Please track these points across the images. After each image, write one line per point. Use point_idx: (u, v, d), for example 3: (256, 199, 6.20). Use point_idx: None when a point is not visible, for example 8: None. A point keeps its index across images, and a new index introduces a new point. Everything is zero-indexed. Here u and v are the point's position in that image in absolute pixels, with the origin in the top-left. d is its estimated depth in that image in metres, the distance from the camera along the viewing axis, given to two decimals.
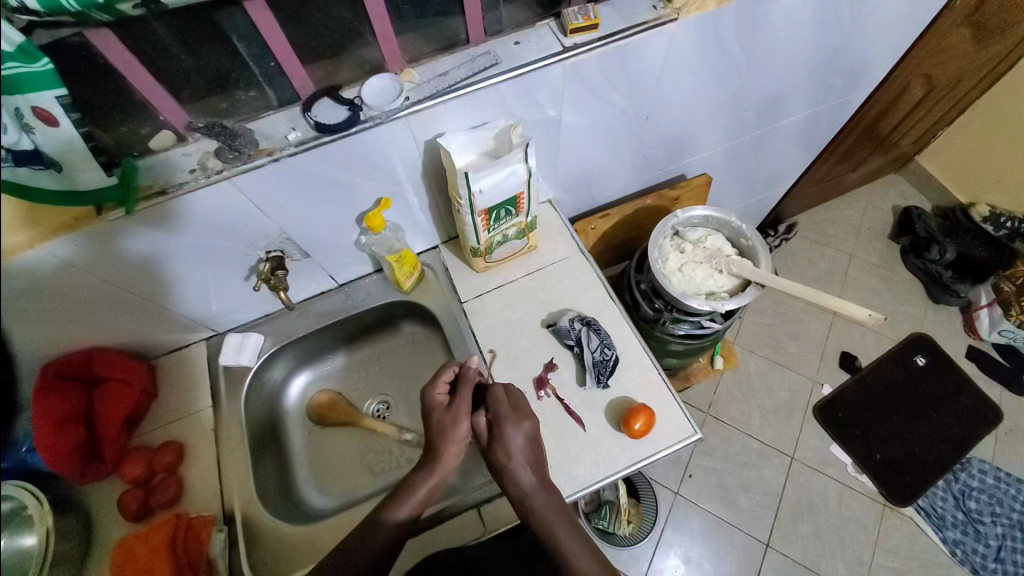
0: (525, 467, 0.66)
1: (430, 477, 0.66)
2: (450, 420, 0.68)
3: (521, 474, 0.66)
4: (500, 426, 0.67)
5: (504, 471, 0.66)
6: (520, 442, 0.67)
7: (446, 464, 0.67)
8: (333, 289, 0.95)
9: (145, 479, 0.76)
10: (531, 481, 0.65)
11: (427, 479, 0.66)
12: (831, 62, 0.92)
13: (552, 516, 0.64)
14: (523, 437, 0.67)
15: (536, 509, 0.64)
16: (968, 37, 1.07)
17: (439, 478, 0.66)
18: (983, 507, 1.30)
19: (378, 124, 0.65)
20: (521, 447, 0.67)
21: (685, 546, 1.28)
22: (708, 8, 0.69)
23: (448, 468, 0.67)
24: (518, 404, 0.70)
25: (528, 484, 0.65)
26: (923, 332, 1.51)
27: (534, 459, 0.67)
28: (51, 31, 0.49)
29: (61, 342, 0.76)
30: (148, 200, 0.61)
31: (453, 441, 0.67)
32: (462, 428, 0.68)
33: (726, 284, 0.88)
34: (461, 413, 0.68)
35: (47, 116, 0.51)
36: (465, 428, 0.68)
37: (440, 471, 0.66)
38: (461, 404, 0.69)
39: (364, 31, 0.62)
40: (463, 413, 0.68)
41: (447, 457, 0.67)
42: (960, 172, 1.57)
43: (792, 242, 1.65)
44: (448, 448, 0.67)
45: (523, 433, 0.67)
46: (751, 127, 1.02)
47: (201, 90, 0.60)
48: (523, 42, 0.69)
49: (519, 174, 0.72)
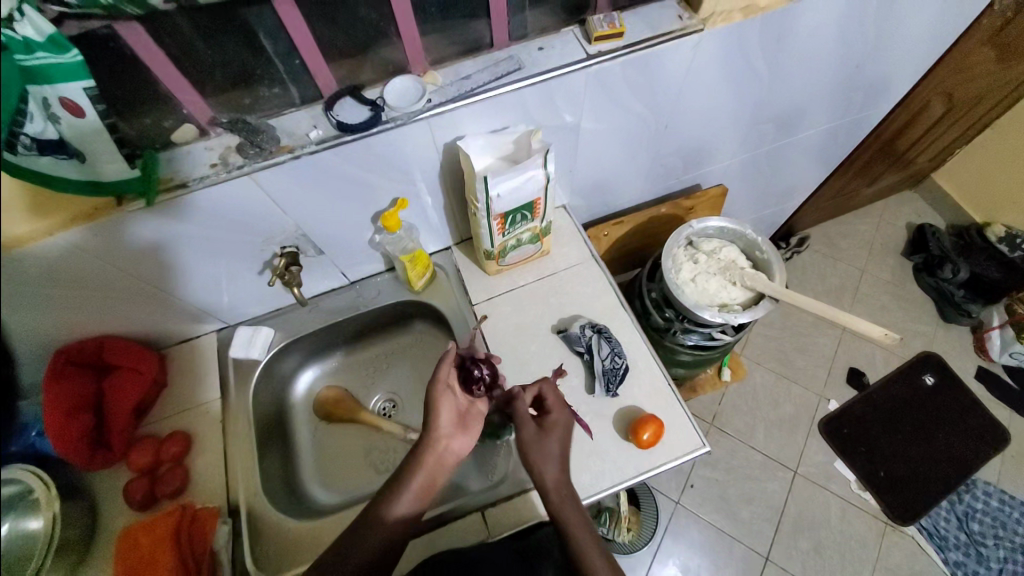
0: (557, 459, 0.65)
1: (420, 469, 0.62)
2: (432, 407, 0.65)
3: (549, 467, 0.65)
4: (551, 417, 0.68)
5: (535, 463, 0.65)
6: (558, 439, 0.67)
7: (435, 454, 0.63)
8: (344, 286, 0.95)
9: (152, 468, 0.77)
10: (560, 476, 0.65)
11: (418, 471, 0.62)
12: (852, 77, 0.92)
13: (575, 516, 0.62)
14: (560, 431, 0.68)
15: (563, 502, 0.63)
16: (992, 57, 1.07)
17: (432, 471, 0.63)
18: (987, 529, 1.30)
19: (399, 125, 0.65)
20: (558, 440, 0.67)
21: (685, 556, 1.28)
22: (735, 20, 0.69)
23: (439, 459, 0.64)
24: (555, 399, 0.71)
25: (556, 476, 0.65)
26: (932, 351, 1.50)
27: (563, 453, 0.66)
28: (81, 22, 0.50)
29: (74, 327, 0.76)
30: (167, 194, 0.61)
31: (441, 432, 0.65)
32: (445, 419, 0.65)
33: (738, 297, 0.88)
34: (440, 398, 0.66)
35: (74, 106, 0.51)
36: (448, 417, 0.65)
37: (430, 464, 0.63)
38: (440, 387, 0.67)
39: (390, 32, 0.62)
40: (449, 401, 0.66)
41: (435, 449, 0.64)
42: (976, 191, 1.56)
43: (803, 255, 1.65)
44: (435, 440, 0.64)
45: (559, 428, 0.68)
46: (769, 140, 1.01)
47: (225, 85, 0.60)
48: (547, 48, 0.68)
49: (537, 180, 0.72)
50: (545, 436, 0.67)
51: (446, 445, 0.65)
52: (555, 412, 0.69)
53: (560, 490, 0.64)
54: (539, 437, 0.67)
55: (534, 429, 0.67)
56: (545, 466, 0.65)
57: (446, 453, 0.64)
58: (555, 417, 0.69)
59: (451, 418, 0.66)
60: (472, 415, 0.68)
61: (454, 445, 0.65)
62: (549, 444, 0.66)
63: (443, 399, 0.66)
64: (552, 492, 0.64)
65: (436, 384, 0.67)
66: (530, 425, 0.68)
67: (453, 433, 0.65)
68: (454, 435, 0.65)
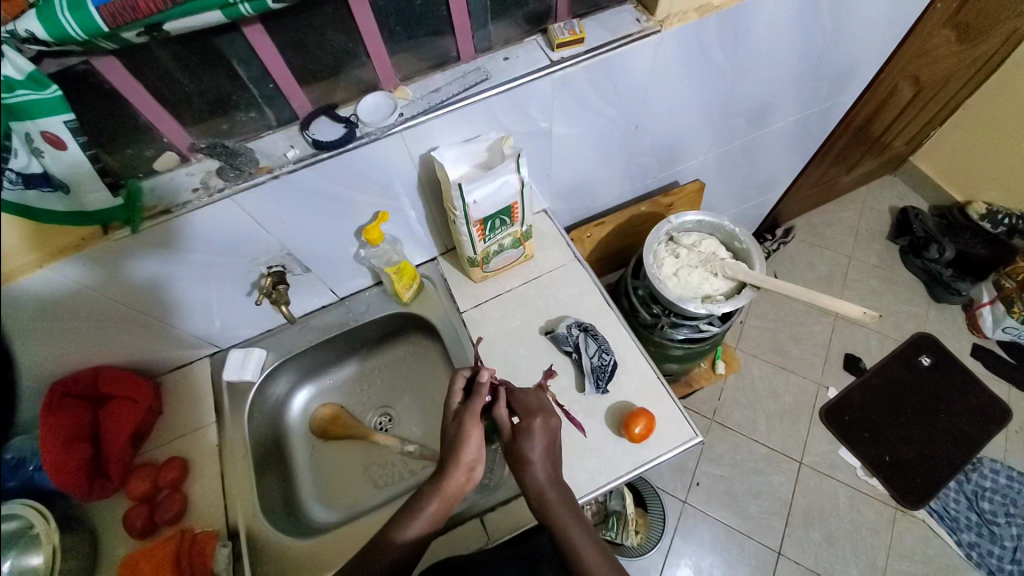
0: (540, 461, 0.65)
1: (438, 496, 0.62)
2: (462, 435, 0.64)
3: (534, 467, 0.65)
4: (529, 418, 0.68)
5: (518, 467, 0.65)
6: (538, 445, 0.66)
7: (457, 483, 0.63)
8: (334, 303, 0.96)
9: (151, 495, 0.77)
10: (541, 476, 0.64)
11: (435, 497, 0.62)
12: (816, 69, 0.94)
13: (568, 520, 0.62)
14: (540, 432, 0.67)
15: (550, 501, 0.63)
16: (953, 38, 1.09)
17: (448, 499, 0.63)
18: (997, 507, 1.28)
19: (373, 140, 0.67)
20: (538, 444, 0.66)
21: (696, 556, 1.26)
22: (691, 20, 0.71)
23: (458, 489, 0.63)
24: (527, 404, 0.70)
25: (540, 480, 0.64)
26: (926, 332, 1.50)
27: (544, 452, 0.66)
28: (58, 60, 0.52)
29: (70, 360, 0.78)
30: (152, 220, 0.63)
31: (465, 462, 0.64)
32: (472, 448, 0.64)
33: (721, 288, 0.90)
34: (471, 428, 0.64)
35: (56, 139, 0.52)
36: (474, 446, 0.64)
37: (449, 493, 0.63)
38: (470, 418, 0.66)
39: (359, 53, 0.65)
40: (476, 431, 0.65)
41: (457, 477, 0.63)
42: (954, 171, 1.58)
43: (790, 245, 1.67)
44: (459, 469, 0.63)
45: (538, 430, 0.67)
46: (741, 133, 1.04)
47: (203, 112, 0.63)
48: (512, 58, 0.71)
49: (512, 184, 0.74)
50: (522, 438, 0.66)
51: (468, 474, 0.64)
52: (528, 417, 0.68)
53: (545, 492, 0.64)
54: (515, 441, 0.67)
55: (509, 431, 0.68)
56: (524, 469, 0.65)
57: (466, 482, 0.64)
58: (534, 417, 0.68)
59: (476, 444, 0.65)
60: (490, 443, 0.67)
61: (476, 472, 0.65)
62: (528, 449, 0.65)
63: (474, 428, 0.65)
64: (537, 496, 0.64)
65: (467, 414, 0.65)
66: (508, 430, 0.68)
67: (474, 463, 0.64)
68: (475, 466, 0.65)
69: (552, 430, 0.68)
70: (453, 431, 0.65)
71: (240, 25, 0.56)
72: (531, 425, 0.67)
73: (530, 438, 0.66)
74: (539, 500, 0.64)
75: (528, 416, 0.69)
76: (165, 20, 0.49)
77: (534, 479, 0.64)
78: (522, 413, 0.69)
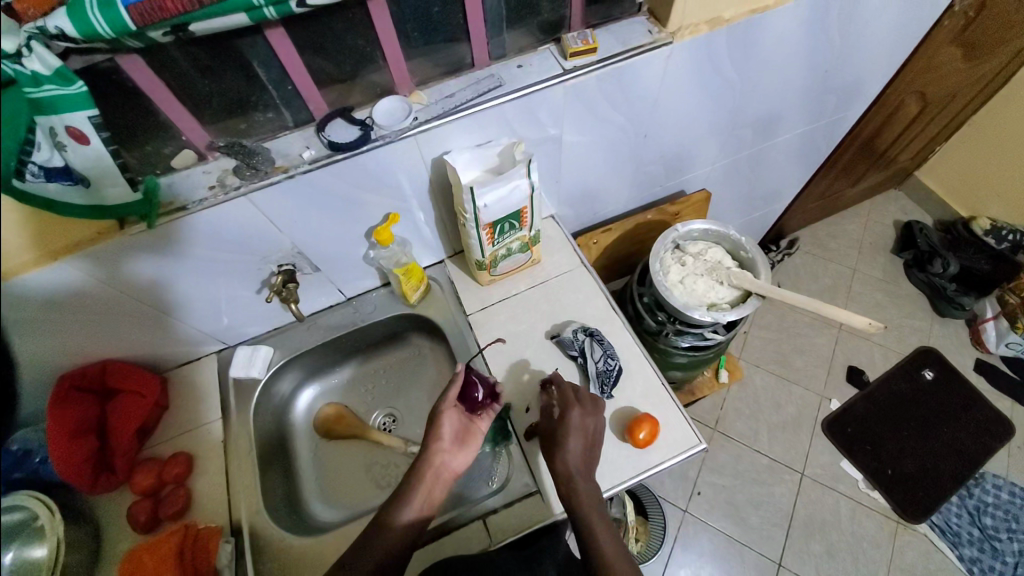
0: (571, 450, 0.68)
1: (419, 482, 0.64)
2: (435, 422, 0.67)
3: (564, 456, 0.67)
4: (567, 409, 0.71)
5: (550, 453, 0.68)
6: (574, 435, 0.69)
7: (434, 468, 0.65)
8: (342, 303, 0.97)
9: (155, 489, 0.78)
10: (572, 466, 0.67)
11: (418, 484, 0.64)
12: (823, 82, 0.96)
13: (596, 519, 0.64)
14: (577, 424, 0.70)
15: (577, 492, 0.66)
16: (959, 55, 1.11)
17: (430, 484, 0.64)
18: (1000, 523, 1.28)
19: (387, 142, 0.68)
20: (576, 437, 0.69)
21: (696, 565, 1.26)
22: (702, 32, 0.72)
23: (438, 472, 0.65)
24: (573, 394, 0.73)
25: (570, 469, 0.67)
26: (930, 346, 1.50)
27: (578, 446, 0.68)
28: (85, 57, 0.53)
29: (78, 354, 0.78)
30: (168, 216, 0.64)
31: (441, 447, 0.66)
32: (445, 437, 0.67)
33: (726, 296, 0.90)
34: (444, 416, 0.67)
35: (79, 134, 0.54)
36: (449, 434, 0.67)
37: (429, 478, 0.65)
38: (446, 407, 0.68)
39: (376, 56, 0.66)
40: (451, 416, 0.68)
41: (433, 464, 0.65)
42: (958, 186, 1.59)
43: (795, 257, 1.67)
44: (434, 455, 0.65)
45: (575, 423, 0.70)
46: (748, 144, 1.05)
47: (221, 112, 0.64)
48: (525, 65, 0.72)
49: (523, 189, 0.75)
50: (559, 428, 0.70)
51: (445, 461, 0.66)
52: (570, 407, 0.71)
53: (572, 482, 0.66)
54: (553, 429, 0.71)
55: (549, 421, 0.72)
56: (557, 458, 0.68)
57: (444, 468, 0.66)
58: (572, 411, 0.71)
59: (452, 433, 0.68)
60: (474, 430, 0.69)
61: (452, 462, 0.66)
62: (564, 438, 0.69)
63: (447, 416, 0.67)
64: (565, 483, 0.66)
65: (442, 403, 0.68)
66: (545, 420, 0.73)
67: (452, 449, 0.67)
68: (453, 451, 0.67)
69: (588, 423, 0.71)
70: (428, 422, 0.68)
71: (263, 28, 0.57)
72: (571, 417, 0.70)
73: (569, 429, 0.69)
74: (567, 488, 0.66)
75: (568, 407, 0.71)
76: (190, 20, 0.50)
77: (562, 469, 0.67)
78: (564, 402, 0.73)
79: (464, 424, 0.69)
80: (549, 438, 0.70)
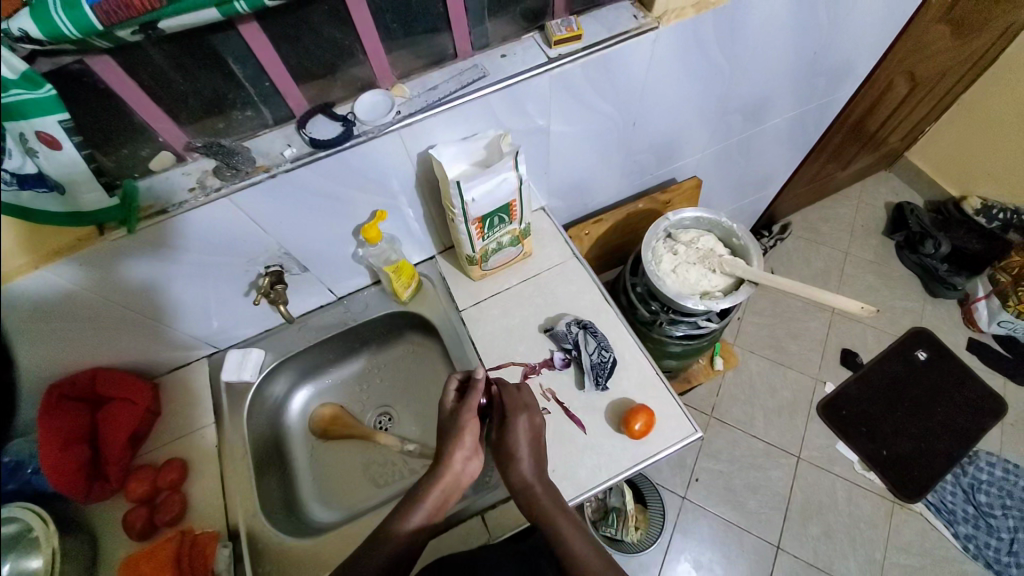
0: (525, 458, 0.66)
1: (436, 486, 0.63)
2: (458, 430, 0.66)
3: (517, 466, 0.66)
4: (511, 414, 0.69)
5: (504, 464, 0.66)
6: (524, 438, 0.67)
7: (452, 474, 0.64)
8: (332, 303, 0.96)
9: (150, 496, 0.77)
10: (527, 474, 0.65)
11: (433, 490, 0.63)
12: (812, 64, 0.95)
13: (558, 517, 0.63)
14: (523, 430, 0.68)
15: (538, 498, 0.64)
16: (948, 33, 1.10)
17: (447, 490, 0.64)
18: (994, 499, 1.30)
19: (371, 138, 0.66)
20: (524, 440, 0.67)
21: (696, 551, 1.26)
22: (688, 16, 0.71)
23: (456, 478, 0.64)
24: (512, 401, 0.70)
25: (527, 477, 0.65)
26: (923, 327, 1.51)
27: (529, 450, 0.67)
28: (53, 59, 0.51)
29: (66, 363, 0.77)
30: (149, 220, 0.62)
31: (461, 453, 0.65)
32: (467, 442, 0.66)
33: (719, 284, 0.90)
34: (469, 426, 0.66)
35: (51, 139, 0.52)
36: (471, 440, 0.66)
37: (447, 483, 0.64)
38: (468, 412, 0.67)
39: (356, 50, 0.65)
40: (474, 426, 0.66)
41: (453, 469, 0.64)
42: (948, 166, 1.59)
43: (788, 242, 1.67)
44: (454, 461, 0.64)
45: (520, 429, 0.67)
46: (738, 129, 1.04)
47: (198, 111, 0.62)
48: (509, 55, 0.71)
49: (511, 181, 0.73)
50: (505, 437, 0.67)
51: (463, 466, 0.65)
52: (515, 413, 0.69)
53: (531, 490, 0.65)
54: (502, 438, 0.68)
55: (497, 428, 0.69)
56: (511, 466, 0.66)
57: (463, 473, 0.65)
58: (516, 417, 0.68)
59: (473, 440, 0.66)
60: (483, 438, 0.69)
61: (470, 468, 0.66)
62: (513, 445, 0.66)
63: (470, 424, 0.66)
64: (523, 492, 0.65)
65: (466, 410, 0.67)
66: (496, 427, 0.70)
67: (471, 455, 0.66)
68: (470, 458, 0.66)
69: (535, 427, 0.69)
70: (450, 426, 0.67)
71: (236, 22, 0.55)
72: (515, 426, 0.68)
73: (515, 435, 0.67)
74: (526, 497, 0.65)
75: (513, 413, 0.69)
76: (159, 18, 0.49)
77: (517, 477, 0.65)
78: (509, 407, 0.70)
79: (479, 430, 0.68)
80: (499, 448, 0.68)
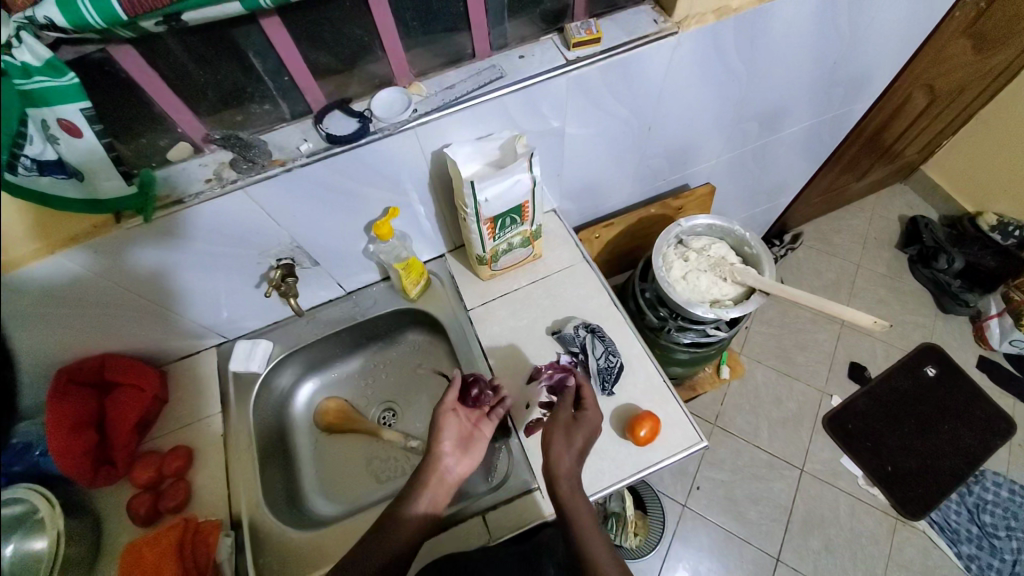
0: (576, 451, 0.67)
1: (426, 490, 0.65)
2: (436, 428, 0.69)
3: (565, 453, 0.66)
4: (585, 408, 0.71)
5: (555, 446, 0.67)
6: (584, 433, 0.69)
7: (436, 473, 0.66)
8: (341, 297, 0.96)
9: (155, 483, 0.78)
10: (573, 464, 0.66)
11: (423, 486, 0.65)
12: (832, 74, 0.94)
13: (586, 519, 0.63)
14: (588, 427, 0.70)
15: (575, 492, 0.65)
16: (970, 48, 1.09)
17: (435, 489, 0.66)
18: (998, 520, 1.28)
19: (388, 135, 0.67)
20: (582, 434, 0.69)
21: (694, 559, 1.26)
22: (709, 22, 0.71)
23: (440, 476, 0.66)
24: (591, 397, 0.73)
25: (572, 468, 0.66)
26: (933, 343, 1.50)
27: (582, 445, 0.68)
28: (77, 47, 0.52)
29: (75, 347, 0.78)
30: (164, 210, 0.63)
31: (443, 451, 0.67)
32: (447, 439, 0.68)
33: (730, 293, 0.89)
34: (443, 421, 0.69)
35: (72, 127, 0.52)
36: (451, 439, 0.68)
37: (433, 484, 0.66)
38: (444, 411, 0.70)
39: (375, 47, 0.65)
40: (450, 423, 0.69)
41: (437, 467, 0.66)
42: (965, 181, 1.57)
43: (799, 251, 1.66)
44: (437, 459, 0.67)
45: (588, 424, 0.70)
46: (754, 137, 1.03)
47: (217, 104, 0.63)
48: (527, 56, 0.71)
49: (524, 183, 0.73)
50: (576, 423, 0.69)
51: (447, 466, 0.67)
52: (587, 408, 0.71)
53: (571, 481, 0.66)
54: (569, 423, 0.70)
55: (568, 413, 0.71)
56: (562, 451, 0.67)
57: (447, 471, 0.67)
58: (588, 413, 0.71)
59: (454, 438, 0.69)
60: (477, 437, 0.70)
61: (455, 467, 0.67)
62: (574, 433, 0.68)
63: (446, 421, 0.69)
64: (564, 481, 0.65)
65: (439, 408, 0.70)
66: (564, 412, 0.71)
67: (455, 452, 0.68)
68: (455, 455, 0.68)
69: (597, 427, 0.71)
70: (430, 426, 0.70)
71: (258, 17, 0.55)
72: (586, 418, 0.70)
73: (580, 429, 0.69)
74: (565, 486, 0.65)
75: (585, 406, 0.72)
76: (181, 10, 0.49)
77: (563, 463, 0.66)
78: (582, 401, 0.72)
79: (465, 424, 0.71)
80: (559, 428, 0.69)
